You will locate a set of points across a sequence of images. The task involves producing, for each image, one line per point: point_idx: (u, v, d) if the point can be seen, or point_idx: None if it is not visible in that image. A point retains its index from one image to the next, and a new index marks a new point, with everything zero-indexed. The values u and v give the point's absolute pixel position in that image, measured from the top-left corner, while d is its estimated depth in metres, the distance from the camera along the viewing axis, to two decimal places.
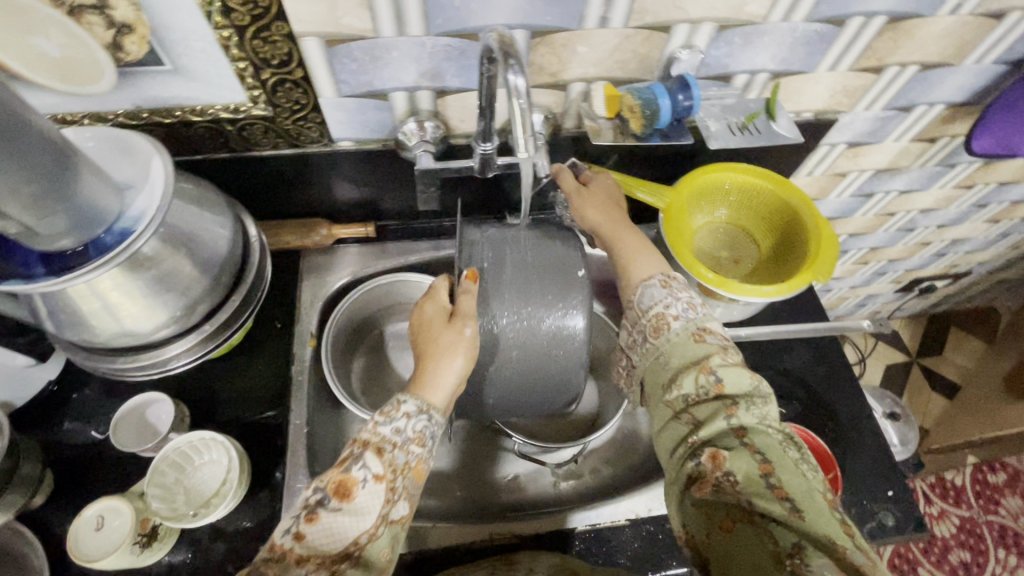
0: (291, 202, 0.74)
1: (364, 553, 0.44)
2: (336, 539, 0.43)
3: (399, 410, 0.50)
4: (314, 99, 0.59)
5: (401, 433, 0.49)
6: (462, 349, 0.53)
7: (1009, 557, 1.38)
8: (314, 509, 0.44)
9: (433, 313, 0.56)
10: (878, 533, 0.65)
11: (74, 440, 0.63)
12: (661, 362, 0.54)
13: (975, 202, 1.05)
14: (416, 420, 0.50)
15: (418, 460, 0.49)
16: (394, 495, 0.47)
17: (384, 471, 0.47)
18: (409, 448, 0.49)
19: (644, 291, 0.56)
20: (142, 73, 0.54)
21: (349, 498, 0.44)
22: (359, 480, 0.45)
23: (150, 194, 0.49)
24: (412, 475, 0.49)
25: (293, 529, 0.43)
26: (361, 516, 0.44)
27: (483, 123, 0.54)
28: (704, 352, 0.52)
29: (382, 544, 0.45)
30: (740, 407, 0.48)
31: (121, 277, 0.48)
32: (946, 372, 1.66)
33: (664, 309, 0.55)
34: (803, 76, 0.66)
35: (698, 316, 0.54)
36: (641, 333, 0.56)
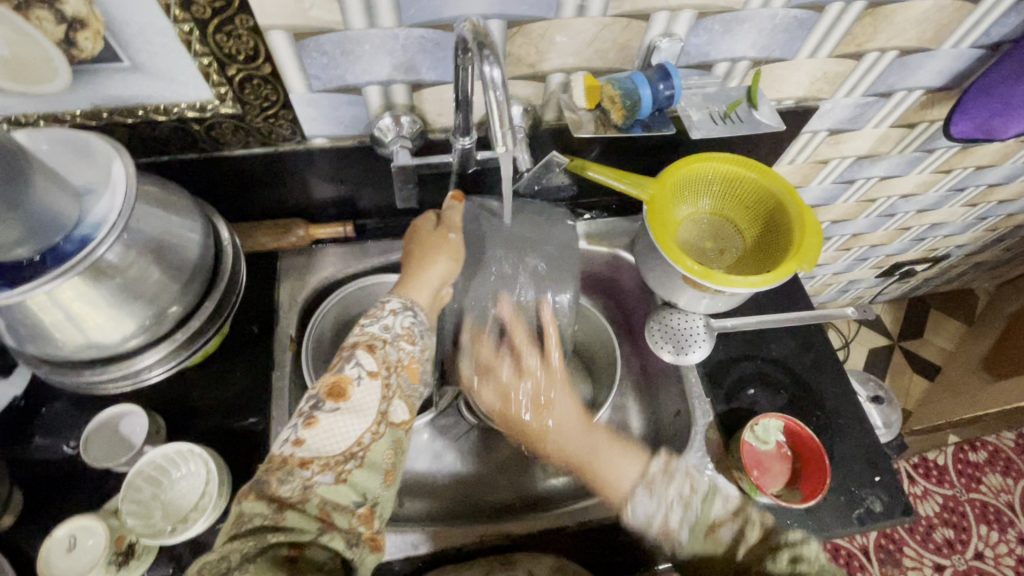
0: (266, 202, 0.72)
1: (367, 454, 0.48)
2: (337, 440, 0.47)
3: (385, 309, 0.56)
4: (285, 95, 0.57)
5: (391, 330, 0.54)
6: (450, 253, 0.62)
7: (990, 533, 1.42)
8: (312, 415, 0.47)
9: (425, 225, 0.65)
10: (866, 519, 0.65)
11: (43, 456, 0.60)
12: (677, 547, 0.57)
13: (953, 187, 1.06)
14: (403, 317, 0.56)
15: (410, 360, 0.54)
16: (388, 394, 0.51)
17: (377, 368, 0.51)
18: (399, 345, 0.54)
19: (636, 504, 0.59)
20: (98, 70, 0.51)
21: (343, 399, 0.49)
22: (352, 378, 0.50)
23: (112, 198, 0.46)
24: (406, 374, 0.53)
25: (292, 437, 0.46)
26: (361, 414, 0.49)
27: (461, 116, 0.52)
28: (727, 549, 0.55)
29: (383, 444, 0.49)
30: None
31: (84, 286, 0.46)
32: (926, 354, 1.69)
33: (661, 517, 0.58)
34: (784, 63, 0.66)
35: (699, 513, 0.57)
36: (653, 539, 0.58)
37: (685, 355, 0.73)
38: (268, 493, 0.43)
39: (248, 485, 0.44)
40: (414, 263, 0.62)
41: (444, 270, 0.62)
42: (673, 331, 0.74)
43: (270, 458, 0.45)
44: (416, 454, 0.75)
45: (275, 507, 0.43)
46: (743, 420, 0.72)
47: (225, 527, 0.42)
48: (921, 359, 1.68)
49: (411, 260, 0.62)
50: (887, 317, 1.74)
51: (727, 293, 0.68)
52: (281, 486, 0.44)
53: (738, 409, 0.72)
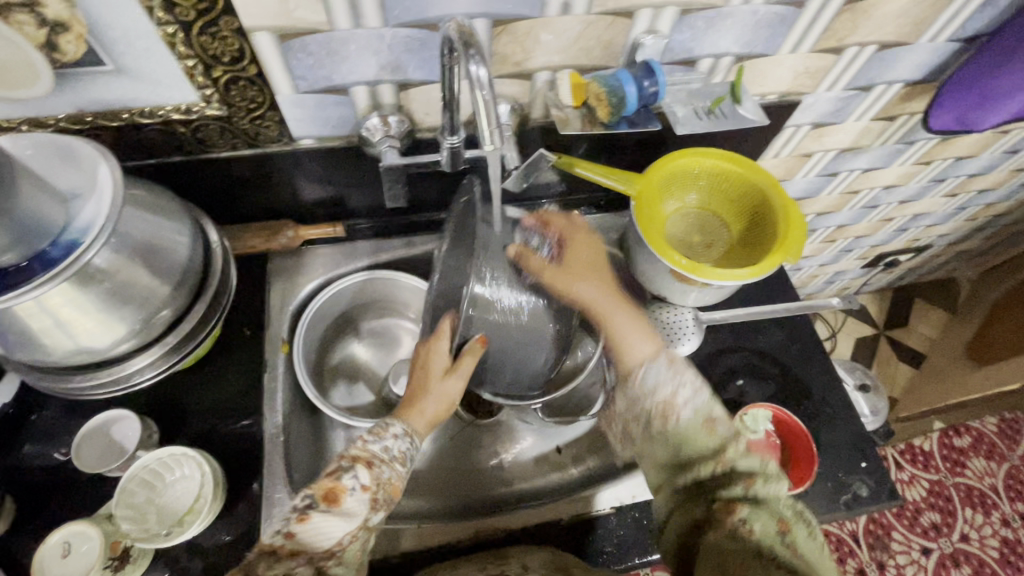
0: (254, 204, 0.71)
1: (345, 555, 0.45)
2: (323, 539, 0.44)
3: (387, 431, 0.53)
4: (271, 96, 0.57)
5: (389, 451, 0.51)
6: (448, 402, 0.57)
7: (975, 515, 1.45)
8: (305, 511, 0.45)
9: (433, 355, 0.57)
10: (854, 504, 0.66)
11: (35, 464, 0.60)
12: (670, 450, 0.50)
13: (935, 177, 1.08)
14: (400, 442, 0.53)
15: (401, 480, 0.51)
16: (378, 506, 0.48)
17: (370, 483, 0.48)
18: (394, 465, 0.51)
19: (649, 370, 0.54)
20: (81, 74, 0.51)
21: (337, 504, 0.46)
22: (347, 488, 0.47)
23: (98, 202, 0.46)
24: (391, 489, 0.50)
25: (284, 529, 0.44)
26: (350, 519, 0.46)
27: (448, 115, 0.53)
28: (718, 444, 0.49)
29: (360, 548, 0.47)
30: (757, 480, 0.47)
31: (72, 292, 0.46)
32: (911, 342, 1.72)
33: (672, 394, 0.52)
34: (766, 58, 0.67)
35: (706, 400, 0.51)
36: (645, 412, 0.53)
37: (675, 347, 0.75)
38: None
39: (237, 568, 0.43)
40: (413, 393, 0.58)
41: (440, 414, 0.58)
42: (662, 324, 0.75)
43: (262, 545, 0.43)
44: None
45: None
46: (733, 410, 0.73)
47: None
48: (906, 347, 1.71)
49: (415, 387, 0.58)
50: (872, 307, 1.77)
51: (715, 286, 0.69)
52: (267, 572, 0.42)
53: (727, 400, 0.73)
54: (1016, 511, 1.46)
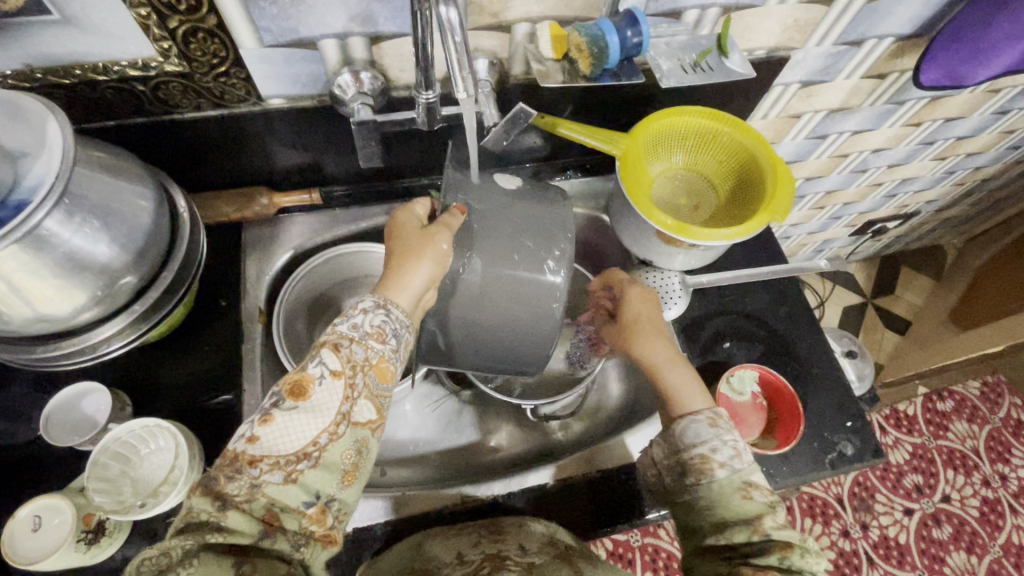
0: (224, 170, 0.68)
1: (322, 454, 0.43)
2: (293, 439, 0.43)
3: (356, 307, 0.49)
4: (235, 51, 0.54)
5: (359, 329, 0.47)
6: (436, 259, 0.50)
7: (957, 476, 1.48)
8: (270, 411, 0.43)
9: (407, 219, 0.53)
10: (838, 462, 0.67)
11: (3, 441, 0.58)
12: (702, 507, 0.50)
13: (924, 139, 1.07)
14: (373, 316, 0.48)
15: (380, 359, 0.47)
16: (352, 393, 0.46)
17: (340, 368, 0.45)
18: (367, 344, 0.47)
19: (688, 426, 0.54)
20: (25, 25, 0.48)
21: (304, 397, 0.44)
22: (315, 378, 0.45)
23: (49, 161, 0.44)
24: (374, 373, 0.47)
25: (247, 434, 0.43)
26: (320, 413, 0.44)
27: (421, 68, 0.50)
28: (755, 512, 0.48)
29: (343, 445, 0.44)
30: (795, 552, 0.45)
31: (26, 257, 0.43)
32: (898, 310, 1.73)
33: (710, 452, 0.51)
34: (754, 10, 0.64)
35: (745, 465, 0.50)
36: (678, 464, 0.53)
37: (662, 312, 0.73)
38: (216, 488, 0.40)
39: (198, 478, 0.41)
40: (393, 259, 0.50)
41: (428, 277, 0.50)
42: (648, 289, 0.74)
43: (225, 455, 0.42)
44: (399, 421, 0.75)
45: (220, 504, 0.39)
46: (719, 374, 0.72)
47: (178, 522, 0.40)
48: (893, 315, 1.72)
49: (396, 251, 0.51)
50: (860, 275, 1.78)
51: (702, 248, 0.68)
52: (227, 483, 0.40)
53: (714, 363, 0.73)
54: (996, 472, 1.49)
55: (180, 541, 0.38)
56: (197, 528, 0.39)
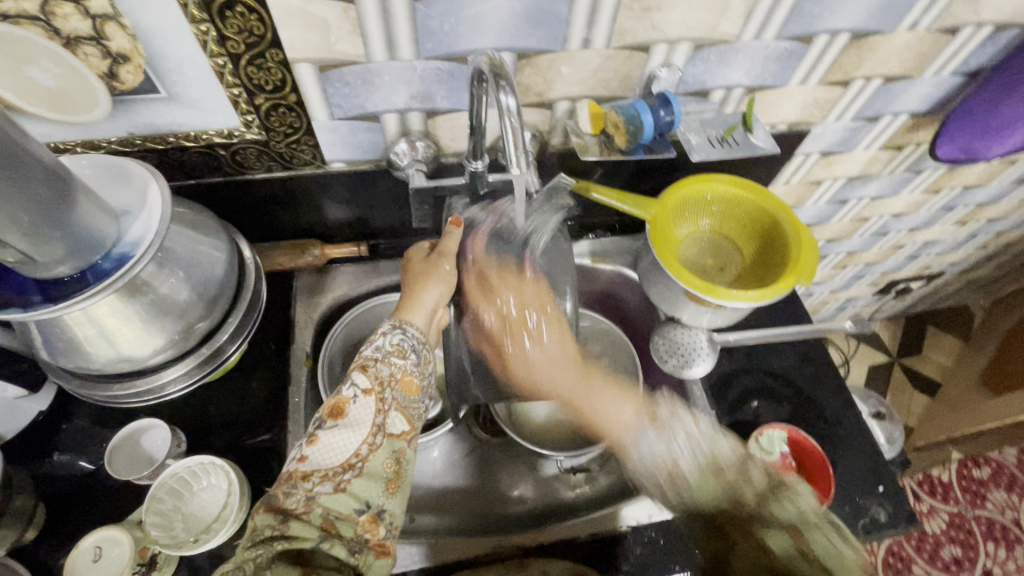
0: (284, 223, 0.75)
1: (365, 464, 0.47)
2: (337, 452, 0.46)
3: (378, 333, 0.55)
4: (308, 122, 0.60)
5: (382, 350, 0.53)
6: (443, 279, 0.59)
7: (998, 550, 1.41)
8: (313, 433, 0.47)
9: (417, 254, 0.62)
10: (871, 528, 0.66)
11: (67, 472, 0.62)
12: (682, 497, 0.56)
13: (944, 205, 1.10)
14: (392, 336, 0.54)
15: (403, 373, 0.53)
16: (385, 407, 0.50)
17: (370, 385, 0.50)
18: (391, 360, 0.52)
19: (642, 440, 0.60)
20: (136, 101, 0.55)
21: (343, 415, 0.48)
22: (350, 398, 0.49)
23: (147, 219, 0.49)
24: (401, 388, 0.52)
25: (296, 454, 0.46)
26: (359, 427, 0.48)
27: (474, 142, 0.56)
28: (726, 494, 0.53)
29: (383, 455, 0.48)
30: (777, 510, 0.50)
31: (118, 302, 0.48)
32: (926, 371, 1.70)
33: (673, 457, 0.58)
34: (776, 90, 0.70)
35: (709, 463, 0.56)
36: (658, 481, 0.58)
37: (689, 369, 0.75)
38: (276, 505, 0.43)
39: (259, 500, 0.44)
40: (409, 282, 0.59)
41: (438, 291, 0.59)
42: (678, 345, 0.76)
43: (279, 481, 0.45)
44: (428, 468, 0.77)
45: (282, 518, 0.42)
46: (748, 432, 0.73)
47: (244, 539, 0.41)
48: (921, 376, 1.70)
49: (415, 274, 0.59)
50: (885, 334, 1.77)
51: (728, 308, 0.71)
52: (286, 498, 0.43)
53: (742, 421, 0.74)
54: None
55: (252, 555, 0.40)
56: (261, 538, 0.41)
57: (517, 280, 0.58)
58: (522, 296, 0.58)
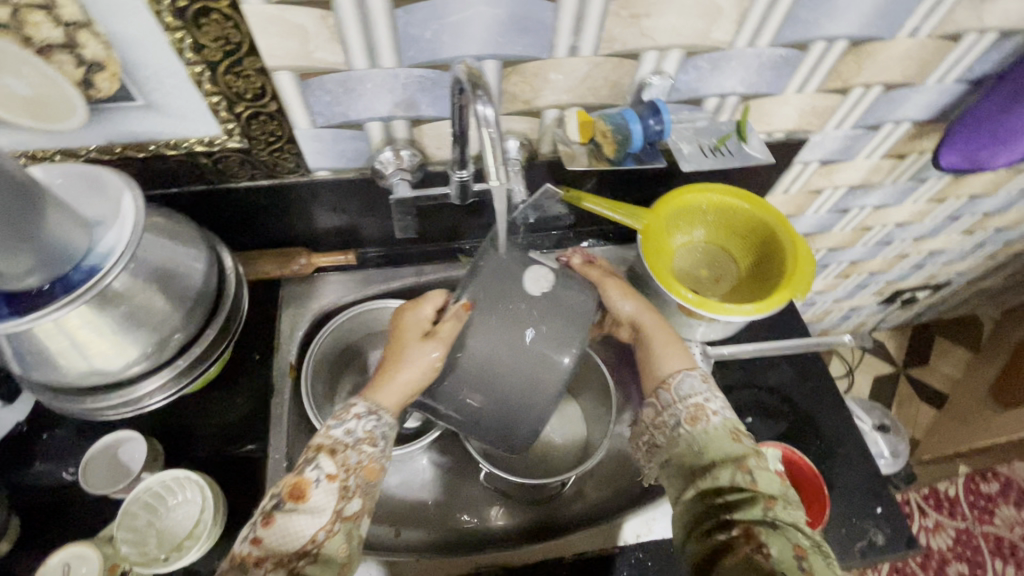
0: (269, 231, 0.73)
1: (320, 549, 0.47)
2: (292, 537, 0.46)
3: (350, 411, 0.53)
4: (290, 131, 0.59)
5: (353, 433, 0.52)
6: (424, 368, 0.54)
7: (1006, 568, 1.37)
8: (270, 513, 0.47)
9: (412, 319, 0.57)
10: (869, 552, 0.64)
11: (43, 484, 0.61)
12: (694, 451, 0.53)
13: (950, 214, 1.07)
14: (366, 421, 0.53)
15: (371, 459, 0.52)
16: (348, 493, 0.49)
17: (335, 471, 0.49)
18: (360, 447, 0.51)
19: (684, 379, 0.57)
20: (113, 109, 0.54)
21: (303, 499, 0.47)
22: (312, 481, 0.48)
23: (120, 230, 0.48)
24: (366, 474, 0.51)
25: (250, 536, 0.47)
26: (317, 514, 0.47)
27: (457, 151, 0.54)
28: (741, 453, 0.52)
29: (338, 540, 0.48)
30: (776, 502, 0.49)
31: (89, 315, 0.47)
32: (934, 382, 1.67)
33: (704, 400, 0.55)
34: (772, 98, 0.68)
35: (733, 416, 0.55)
36: (674, 418, 0.55)
37: None
38: None
39: None
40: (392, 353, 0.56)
41: (410, 379, 0.54)
42: None
43: (231, 557, 0.46)
44: (415, 481, 0.76)
45: None
46: None
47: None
48: (928, 387, 1.66)
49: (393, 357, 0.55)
50: (891, 344, 1.74)
51: (722, 321, 0.69)
52: None
53: None
54: None
55: None
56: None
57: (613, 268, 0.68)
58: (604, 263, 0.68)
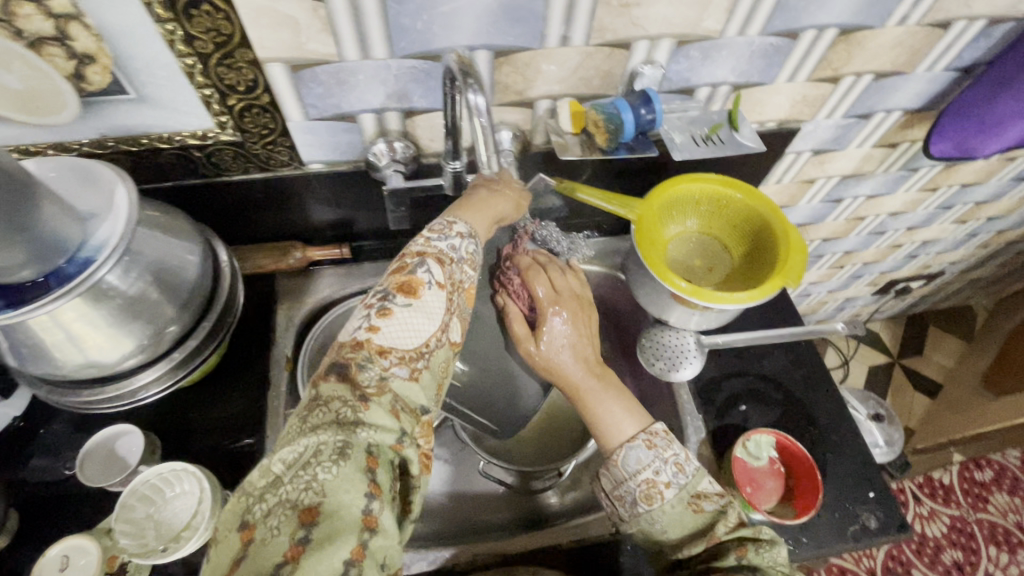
0: (264, 225, 0.74)
1: (431, 357, 0.45)
2: (408, 337, 0.44)
3: (452, 229, 0.51)
4: (283, 123, 0.59)
5: (455, 249, 0.50)
6: (513, 202, 0.58)
7: (1000, 554, 1.39)
8: (384, 307, 0.45)
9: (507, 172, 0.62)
10: (862, 536, 0.65)
11: (41, 478, 0.61)
12: (659, 530, 0.51)
13: (942, 204, 1.08)
14: (465, 243, 0.51)
15: (468, 285, 0.51)
16: (450, 308, 0.48)
17: (444, 279, 0.48)
18: (463, 268, 0.50)
19: (630, 453, 0.53)
20: (105, 102, 0.54)
21: (415, 296, 0.45)
22: (422, 283, 0.46)
23: (114, 222, 0.49)
24: (462, 297, 0.50)
25: (364, 324, 0.44)
26: (430, 317, 0.45)
27: (450, 143, 0.54)
28: (707, 522, 0.50)
29: (439, 359, 0.46)
30: (749, 548, 0.48)
31: (84, 307, 0.47)
32: (928, 372, 1.68)
33: (654, 474, 0.51)
34: (763, 87, 0.68)
35: (688, 479, 0.52)
36: (629, 495, 0.52)
37: (676, 372, 0.74)
38: (348, 375, 0.41)
39: (325, 367, 0.42)
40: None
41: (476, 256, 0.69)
42: (666, 348, 0.75)
43: (346, 343, 0.43)
44: None
45: (358, 396, 0.40)
46: (735, 437, 0.72)
47: (301, 410, 0.40)
48: (922, 376, 1.67)
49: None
50: (886, 335, 1.75)
51: (716, 310, 0.69)
52: (360, 372, 0.41)
53: (730, 425, 0.72)
54: None
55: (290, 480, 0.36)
56: (325, 419, 0.39)
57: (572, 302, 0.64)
58: (557, 294, 0.64)
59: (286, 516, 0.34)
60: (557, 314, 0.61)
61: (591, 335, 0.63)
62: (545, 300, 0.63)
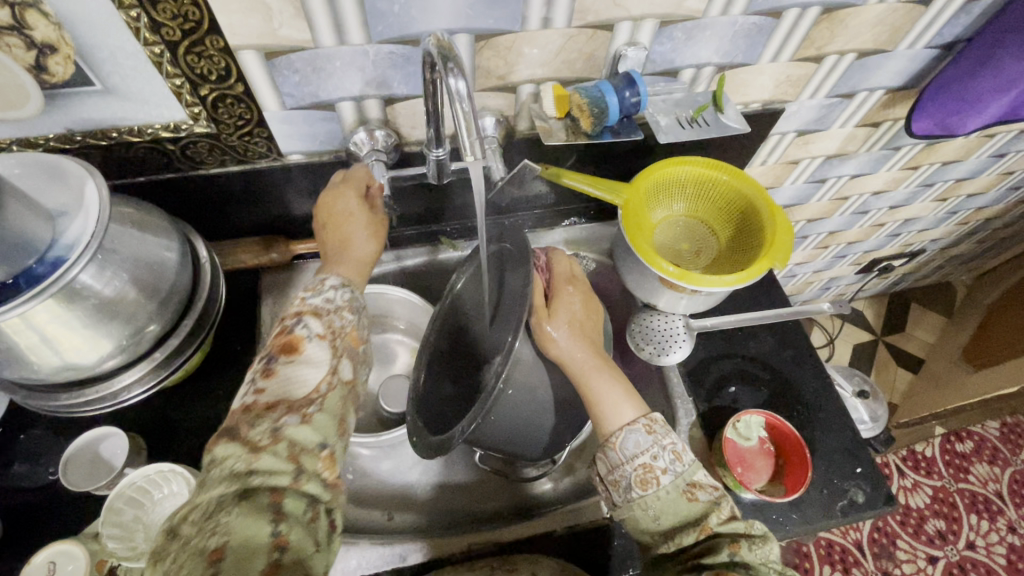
0: (244, 220, 0.72)
1: (325, 400, 0.46)
2: (298, 385, 0.46)
3: (324, 284, 0.53)
4: (259, 113, 0.57)
5: (332, 300, 0.52)
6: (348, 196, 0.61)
7: (981, 522, 1.43)
8: (269, 367, 0.46)
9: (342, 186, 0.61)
10: (850, 510, 0.66)
11: (22, 485, 0.60)
12: (651, 517, 0.51)
13: (924, 182, 1.09)
14: (342, 291, 0.53)
15: (353, 327, 0.52)
16: (339, 352, 0.49)
17: (325, 331, 0.49)
18: (342, 313, 0.51)
19: (628, 437, 0.53)
20: (70, 94, 0.52)
21: (297, 352, 0.47)
22: (304, 337, 0.48)
23: (85, 219, 0.47)
24: (350, 340, 0.51)
25: (252, 388, 0.45)
26: (317, 364, 0.47)
27: (432, 129, 0.53)
28: (701, 511, 0.50)
29: (336, 398, 0.47)
30: (743, 545, 0.47)
31: (57, 308, 0.46)
32: (910, 348, 1.71)
33: (651, 459, 0.52)
34: (747, 67, 0.68)
35: (686, 467, 0.52)
36: (624, 480, 0.52)
37: (666, 356, 0.74)
38: (240, 436, 0.42)
39: (217, 433, 0.42)
40: (331, 229, 0.60)
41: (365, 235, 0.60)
42: (653, 333, 0.75)
43: (234, 412, 0.43)
44: (403, 465, 0.76)
45: (247, 449, 0.41)
46: (725, 418, 0.72)
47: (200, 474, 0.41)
48: (905, 353, 1.71)
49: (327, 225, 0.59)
50: (869, 313, 1.78)
51: (704, 293, 0.69)
52: (250, 429, 0.42)
53: (720, 407, 0.73)
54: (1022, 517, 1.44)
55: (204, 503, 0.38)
56: (220, 475, 0.39)
57: (586, 288, 0.63)
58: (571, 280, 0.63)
59: (191, 559, 0.35)
60: (570, 298, 0.60)
61: (597, 323, 0.62)
62: (562, 280, 0.62)
